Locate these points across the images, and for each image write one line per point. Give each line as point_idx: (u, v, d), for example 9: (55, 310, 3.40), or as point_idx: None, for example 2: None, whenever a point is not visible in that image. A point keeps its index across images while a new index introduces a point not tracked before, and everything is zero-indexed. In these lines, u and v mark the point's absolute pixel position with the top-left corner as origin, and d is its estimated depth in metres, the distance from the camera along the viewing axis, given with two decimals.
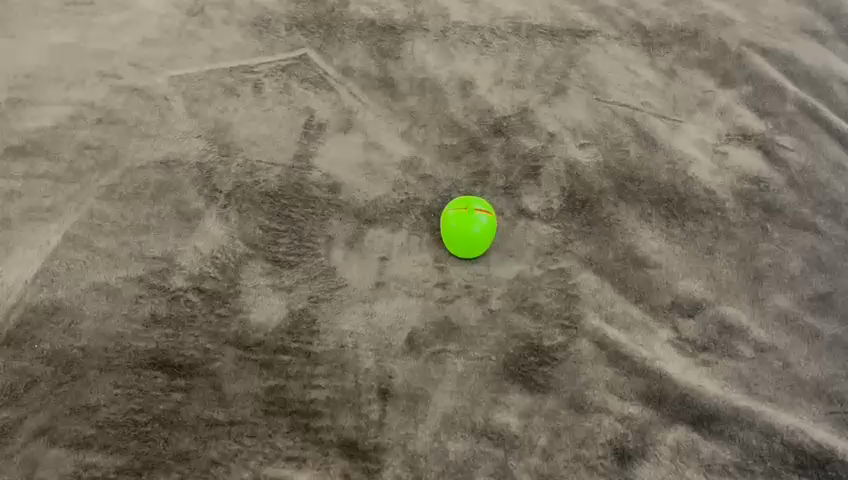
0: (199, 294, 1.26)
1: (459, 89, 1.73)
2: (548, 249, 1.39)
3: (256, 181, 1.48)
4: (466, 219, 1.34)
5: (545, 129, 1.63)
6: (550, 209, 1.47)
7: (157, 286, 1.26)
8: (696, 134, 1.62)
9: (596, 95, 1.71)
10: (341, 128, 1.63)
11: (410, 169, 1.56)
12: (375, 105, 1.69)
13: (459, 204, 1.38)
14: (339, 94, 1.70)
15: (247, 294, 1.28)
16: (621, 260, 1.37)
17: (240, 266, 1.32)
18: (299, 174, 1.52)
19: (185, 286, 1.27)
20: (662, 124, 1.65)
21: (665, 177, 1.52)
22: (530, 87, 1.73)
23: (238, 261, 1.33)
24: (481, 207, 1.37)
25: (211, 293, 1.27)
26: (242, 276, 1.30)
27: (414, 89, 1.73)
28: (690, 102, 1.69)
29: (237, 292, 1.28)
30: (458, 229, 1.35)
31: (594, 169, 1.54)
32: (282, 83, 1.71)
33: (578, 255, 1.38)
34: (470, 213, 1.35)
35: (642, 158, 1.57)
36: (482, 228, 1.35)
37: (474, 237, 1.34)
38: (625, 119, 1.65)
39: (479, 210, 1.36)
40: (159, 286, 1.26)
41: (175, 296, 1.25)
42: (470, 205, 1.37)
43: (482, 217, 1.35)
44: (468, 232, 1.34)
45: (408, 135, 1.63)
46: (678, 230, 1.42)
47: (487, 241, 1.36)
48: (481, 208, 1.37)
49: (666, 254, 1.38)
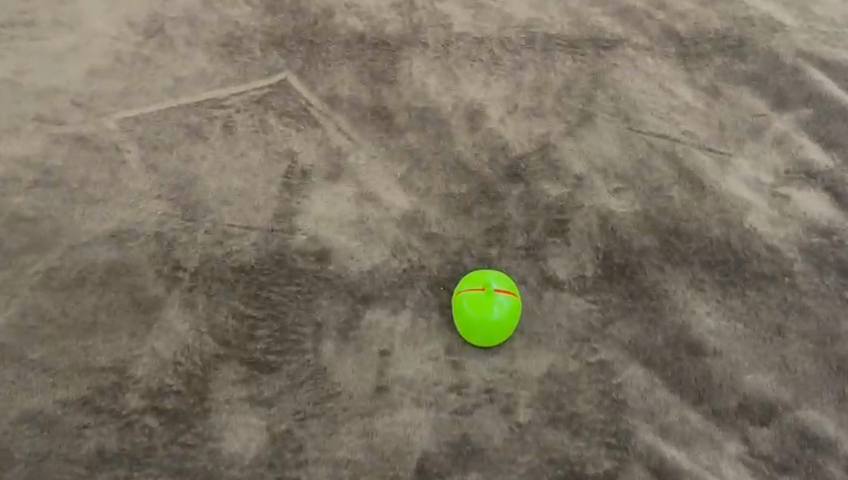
0: (159, 417, 1.06)
1: (467, 119, 1.46)
2: (584, 333, 1.15)
3: (227, 253, 1.23)
4: (482, 302, 1.12)
5: (572, 171, 1.37)
6: (583, 277, 1.22)
7: (106, 410, 1.07)
8: (750, 171, 1.37)
9: (628, 123, 1.44)
10: (329, 175, 1.38)
11: (412, 227, 1.31)
12: (369, 144, 1.43)
13: (475, 280, 1.14)
14: (326, 131, 1.44)
15: (218, 413, 1.06)
16: (673, 347, 1.13)
17: (209, 373, 1.09)
18: (279, 240, 1.26)
19: (141, 407, 1.07)
20: (708, 159, 1.39)
21: (718, 231, 1.27)
22: (549, 115, 1.46)
23: (206, 366, 1.10)
24: (501, 286, 1.13)
25: (174, 414, 1.06)
26: (211, 388, 1.08)
27: (413, 122, 1.46)
28: (740, 128, 1.43)
29: (205, 412, 1.06)
30: (473, 314, 1.11)
31: (633, 221, 1.29)
32: (258, 119, 1.45)
33: (621, 341, 1.14)
34: (487, 294, 1.12)
35: (688, 206, 1.31)
36: (501, 313, 1.11)
37: (492, 324, 1.11)
38: (664, 154, 1.39)
39: (498, 290, 1.12)
40: (109, 409, 1.07)
41: (128, 422, 1.06)
42: (488, 284, 1.13)
43: (502, 299, 1.12)
44: (484, 319, 1.11)
45: (409, 182, 1.38)
46: (737, 302, 1.18)
47: (508, 328, 1.13)
48: (501, 287, 1.13)
49: (727, 336, 1.14)
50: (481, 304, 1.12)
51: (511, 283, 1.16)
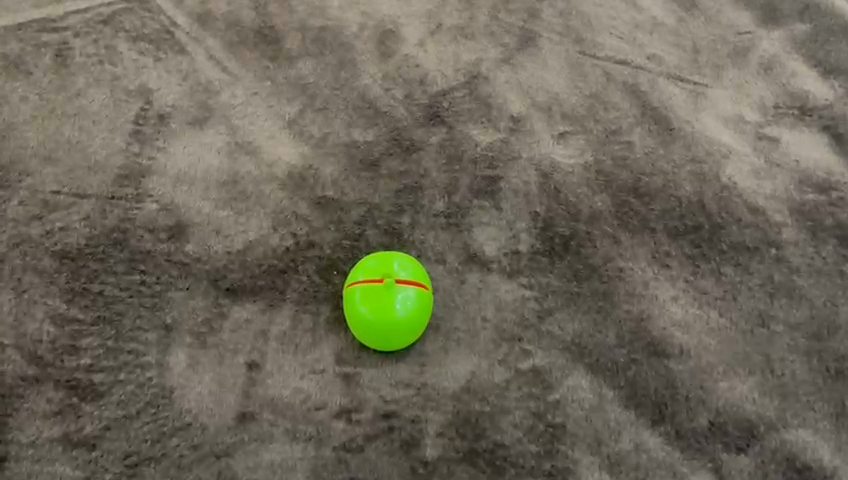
0: None
1: (377, 43, 1.14)
2: (515, 330, 0.89)
3: (48, 233, 0.94)
4: (378, 298, 0.84)
5: (507, 110, 1.07)
6: (516, 253, 0.95)
7: None
8: (729, 107, 1.09)
9: (580, 45, 1.14)
10: (195, 120, 1.06)
11: (300, 189, 1.01)
12: (249, 77, 1.11)
13: (373, 268, 0.86)
14: (193, 61, 1.12)
15: (17, 461, 0.80)
16: (627, 346, 0.88)
17: (10, 404, 0.83)
18: (120, 211, 0.96)
19: None
20: (679, 91, 1.10)
21: (688, 188, 1.00)
22: (482, 36, 1.15)
23: (6, 395, 0.83)
24: (405, 276, 0.85)
25: None
26: (11, 425, 0.82)
27: (308, 47, 1.14)
28: (718, 52, 1.14)
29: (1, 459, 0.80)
30: (366, 313, 0.84)
31: (582, 176, 1.01)
32: (103, 45, 1.12)
33: (562, 341, 0.88)
34: (386, 287, 0.84)
35: (652, 155, 1.03)
36: (404, 313, 0.84)
37: (390, 328, 0.84)
38: (624, 86, 1.10)
39: (402, 282, 0.85)
40: None
41: None
42: (389, 274, 0.85)
43: (405, 293, 0.84)
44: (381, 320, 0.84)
45: (299, 127, 1.07)
46: (710, 283, 0.93)
47: (413, 331, 0.86)
48: (405, 278, 0.85)
49: (696, 330, 0.89)
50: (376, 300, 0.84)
51: (422, 269, 0.88)
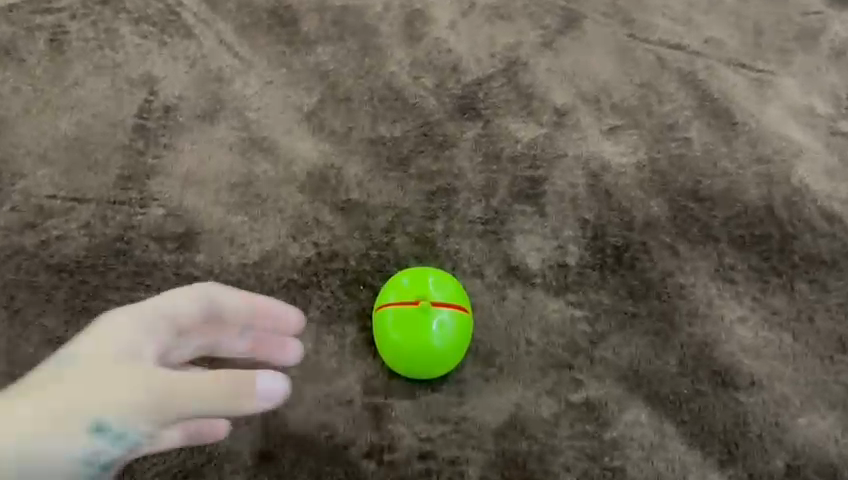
0: None
1: (404, 24, 1.03)
2: (564, 356, 0.80)
3: (44, 243, 0.85)
4: (412, 324, 0.74)
5: (549, 101, 0.96)
6: (564, 266, 0.85)
7: None
8: (798, 97, 0.97)
9: (630, 26, 1.02)
10: (204, 113, 0.96)
11: (321, 191, 0.91)
12: (263, 63, 1.01)
13: (407, 289, 0.76)
14: (201, 45, 1.01)
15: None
16: (691, 375, 0.78)
17: None
18: (123, 217, 0.87)
19: None
20: (741, 80, 0.98)
21: (755, 191, 0.90)
22: (520, 15, 1.03)
23: None
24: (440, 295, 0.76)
25: None
26: None
27: (327, 29, 1.03)
28: (784, 33, 1.02)
29: None
30: (400, 343, 0.75)
31: (635, 177, 0.90)
32: (102, 28, 1.01)
33: (617, 369, 0.79)
34: (420, 311, 0.74)
35: (713, 153, 0.92)
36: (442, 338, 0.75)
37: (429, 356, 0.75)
38: (679, 74, 0.98)
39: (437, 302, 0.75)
40: None
41: None
42: (425, 297, 0.75)
43: (442, 315, 0.75)
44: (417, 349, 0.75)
45: (319, 120, 0.96)
46: (783, 302, 0.83)
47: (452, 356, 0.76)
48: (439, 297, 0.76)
49: (768, 356, 0.79)
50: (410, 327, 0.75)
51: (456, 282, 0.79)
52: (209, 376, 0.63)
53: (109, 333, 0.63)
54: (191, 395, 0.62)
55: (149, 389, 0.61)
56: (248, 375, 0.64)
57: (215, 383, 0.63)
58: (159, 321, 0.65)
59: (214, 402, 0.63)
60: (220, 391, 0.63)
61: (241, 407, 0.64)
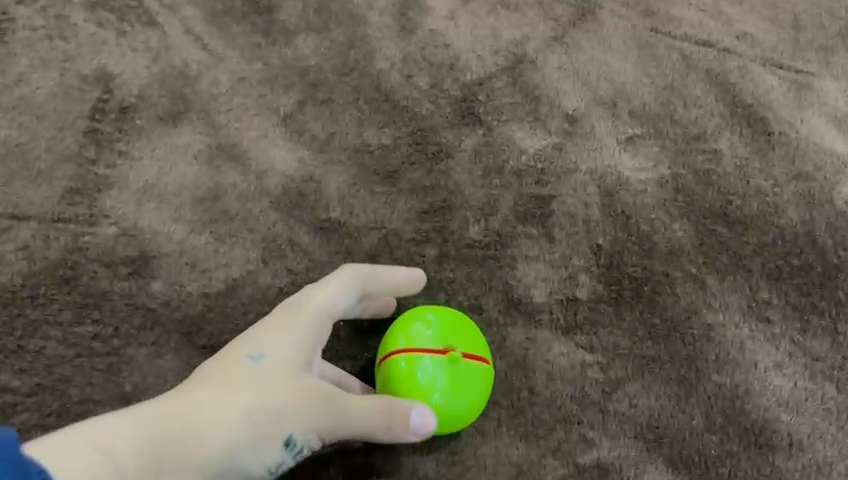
0: None
1: (396, 14, 0.91)
2: (573, 409, 0.69)
3: None
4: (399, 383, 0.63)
5: (559, 105, 0.85)
6: (573, 301, 0.74)
7: None
8: (843, 104, 0.86)
9: (653, 19, 0.90)
10: (166, 114, 0.85)
11: (297, 208, 0.80)
12: (235, 57, 0.89)
13: (433, 344, 0.64)
14: (165, 35, 0.89)
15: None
16: (719, 433, 0.68)
17: None
18: (68, 239, 0.76)
19: None
20: (778, 83, 0.87)
21: (794, 214, 0.78)
22: (528, 5, 0.91)
23: None
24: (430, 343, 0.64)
25: None
26: None
27: (309, 18, 0.91)
28: (826, 30, 0.90)
29: None
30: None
31: (657, 196, 0.79)
32: (53, 15, 0.90)
33: (634, 425, 0.68)
34: (423, 377, 0.63)
35: (746, 168, 0.81)
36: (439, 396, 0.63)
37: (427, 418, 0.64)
38: (708, 75, 0.87)
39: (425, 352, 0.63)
40: None
41: None
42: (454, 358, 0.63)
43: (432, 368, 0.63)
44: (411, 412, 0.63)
45: (297, 124, 0.85)
46: (826, 347, 0.72)
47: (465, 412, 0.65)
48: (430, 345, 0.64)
49: (808, 411, 0.69)
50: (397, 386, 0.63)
51: (460, 320, 0.67)
52: (385, 403, 0.61)
53: (262, 340, 0.60)
54: (348, 420, 0.60)
55: (296, 416, 0.58)
56: (395, 405, 0.61)
57: (366, 407, 0.60)
58: (323, 326, 0.63)
59: (379, 429, 0.61)
60: (383, 420, 0.61)
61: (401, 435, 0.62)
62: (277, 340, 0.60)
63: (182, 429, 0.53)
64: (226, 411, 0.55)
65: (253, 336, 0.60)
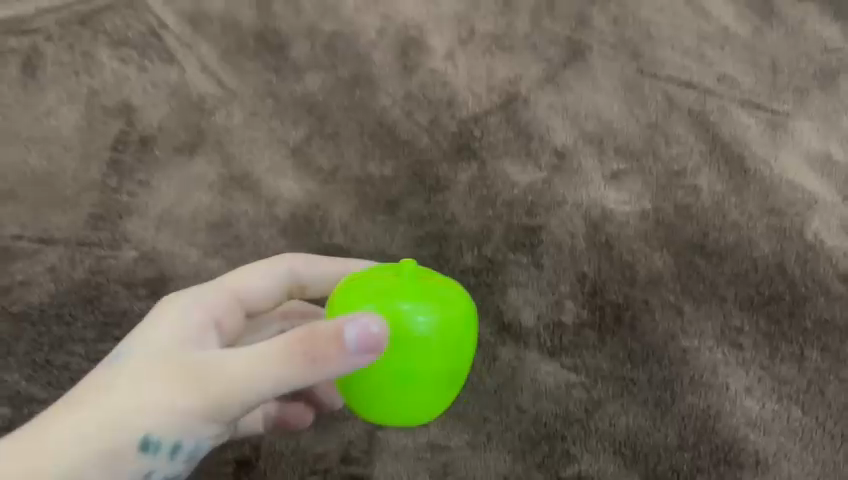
0: None
1: (399, 55, 0.98)
2: (556, 426, 0.75)
3: (7, 288, 0.79)
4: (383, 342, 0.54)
5: (550, 141, 0.91)
6: (559, 325, 0.80)
7: None
8: (815, 143, 0.92)
9: (638, 62, 0.96)
10: (184, 146, 0.91)
11: (305, 235, 0.86)
12: (248, 93, 0.95)
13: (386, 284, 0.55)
14: (183, 71, 0.97)
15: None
16: (691, 451, 0.73)
17: None
18: (92, 261, 0.82)
19: None
20: (755, 123, 0.93)
21: (766, 246, 0.84)
22: (522, 47, 0.98)
23: None
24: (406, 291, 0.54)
25: None
26: None
27: (317, 57, 0.98)
28: (801, 73, 0.96)
29: None
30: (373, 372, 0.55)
31: (639, 227, 0.85)
32: (80, 52, 0.97)
33: (613, 441, 0.74)
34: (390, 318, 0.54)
35: (722, 202, 0.87)
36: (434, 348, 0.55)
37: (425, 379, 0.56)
38: (689, 114, 0.93)
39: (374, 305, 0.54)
40: None
41: None
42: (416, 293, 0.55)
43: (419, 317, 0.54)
44: (407, 373, 0.55)
45: (305, 156, 0.91)
46: (793, 372, 0.77)
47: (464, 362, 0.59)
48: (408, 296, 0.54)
49: (774, 431, 0.74)
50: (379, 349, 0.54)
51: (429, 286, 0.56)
52: (289, 341, 0.50)
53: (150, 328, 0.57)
54: (243, 384, 0.52)
55: (168, 398, 0.53)
56: (304, 335, 0.50)
57: (262, 355, 0.51)
58: (226, 294, 0.62)
59: (288, 382, 0.51)
60: (280, 376, 0.51)
61: (330, 370, 0.50)
62: (150, 328, 0.56)
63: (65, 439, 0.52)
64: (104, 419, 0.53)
65: (137, 329, 0.58)
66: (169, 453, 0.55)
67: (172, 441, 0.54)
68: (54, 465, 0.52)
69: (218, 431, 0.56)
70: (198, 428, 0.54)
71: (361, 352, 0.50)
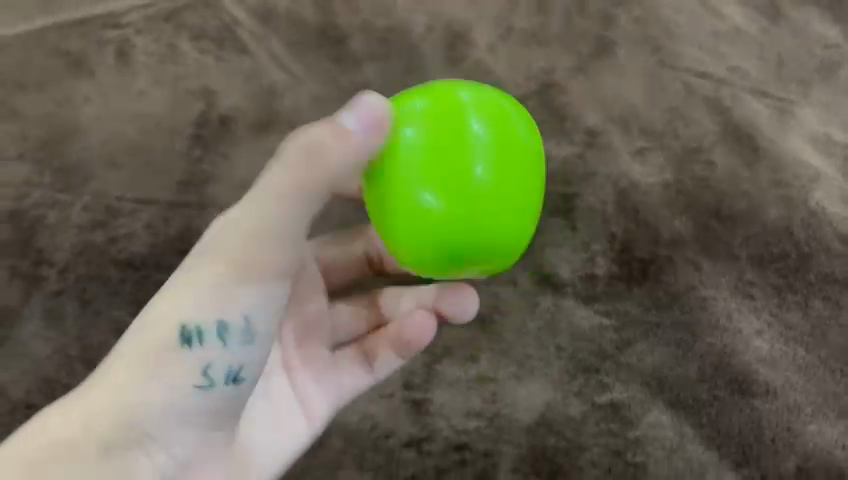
0: None
1: (447, 47, 1.06)
2: (593, 361, 0.88)
3: (112, 239, 0.94)
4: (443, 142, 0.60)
5: (584, 122, 1.01)
6: (592, 279, 0.91)
7: None
8: (817, 127, 1.01)
9: (659, 56, 1.04)
10: (257, 124, 1.03)
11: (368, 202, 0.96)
12: (312, 79, 1.05)
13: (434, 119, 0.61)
14: (255, 60, 1.06)
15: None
16: (709, 382, 0.88)
17: None
18: (183, 219, 0.95)
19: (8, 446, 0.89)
20: (762, 109, 1.01)
21: (774, 213, 0.95)
22: (555, 43, 1.05)
23: None
24: (473, 106, 0.61)
25: None
26: None
27: (373, 49, 1.07)
28: (803, 65, 1.04)
29: None
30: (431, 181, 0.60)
31: (661, 195, 0.96)
32: (165, 44, 1.06)
33: (642, 373, 0.88)
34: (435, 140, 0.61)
35: (735, 175, 0.97)
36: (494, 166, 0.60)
37: (485, 195, 0.60)
38: (705, 101, 1.02)
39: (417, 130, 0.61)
40: None
41: None
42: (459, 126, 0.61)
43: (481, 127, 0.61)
44: (454, 186, 0.60)
45: None
46: (798, 318, 0.90)
47: (525, 208, 0.63)
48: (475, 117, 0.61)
49: (781, 367, 0.88)
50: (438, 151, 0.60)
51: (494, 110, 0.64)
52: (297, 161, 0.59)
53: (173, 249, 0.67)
54: (248, 228, 0.60)
55: (203, 275, 0.61)
56: (306, 148, 0.59)
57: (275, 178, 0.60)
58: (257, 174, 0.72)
59: (305, 197, 0.60)
60: (298, 189, 0.59)
61: (342, 153, 0.59)
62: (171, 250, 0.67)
63: (139, 335, 0.61)
64: (161, 307, 0.62)
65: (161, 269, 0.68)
66: (219, 339, 0.61)
67: (214, 322, 0.61)
68: (108, 392, 0.60)
69: (258, 299, 0.62)
70: (238, 294, 0.61)
71: (368, 128, 0.60)
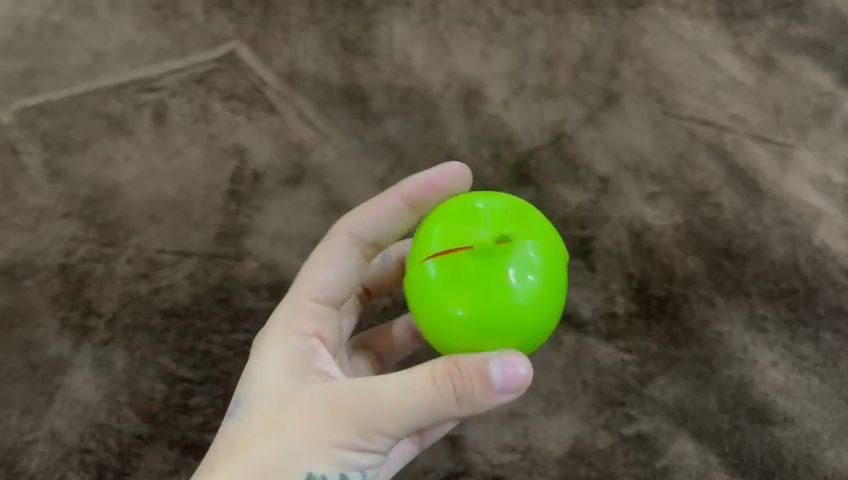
0: None
1: (463, 102, 1.12)
2: (617, 394, 0.93)
3: (156, 291, 1.00)
4: (494, 284, 0.65)
5: (594, 170, 1.07)
6: (613, 316, 0.97)
7: None
8: (816, 168, 1.07)
9: (663, 105, 1.11)
10: (288, 179, 1.07)
11: None
12: (339, 135, 1.10)
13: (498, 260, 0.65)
14: (284, 119, 1.11)
15: None
16: (730, 412, 0.92)
17: (140, 448, 0.93)
18: (222, 270, 1.01)
19: None
20: (764, 153, 1.08)
21: (781, 250, 1.01)
22: (565, 96, 1.12)
23: (131, 440, 0.94)
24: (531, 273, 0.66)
25: None
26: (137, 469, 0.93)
27: (395, 106, 1.12)
28: (801, 111, 1.11)
29: None
30: (478, 316, 0.64)
31: (673, 236, 1.02)
32: (198, 105, 1.12)
33: (664, 405, 0.93)
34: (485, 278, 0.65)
35: (742, 216, 1.03)
36: (539, 300, 0.66)
37: (530, 322, 0.66)
38: (709, 146, 1.08)
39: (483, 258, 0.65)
40: None
41: None
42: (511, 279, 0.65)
43: (535, 255, 0.67)
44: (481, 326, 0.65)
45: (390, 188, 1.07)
46: (810, 349, 0.95)
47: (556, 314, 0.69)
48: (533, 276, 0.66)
49: (798, 396, 0.93)
50: (480, 287, 0.64)
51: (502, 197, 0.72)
52: (436, 373, 0.62)
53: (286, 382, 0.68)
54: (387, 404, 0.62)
55: (338, 434, 0.63)
56: (454, 372, 0.62)
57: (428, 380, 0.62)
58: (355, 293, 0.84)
59: (439, 409, 0.62)
60: (435, 402, 0.62)
61: (485, 399, 0.62)
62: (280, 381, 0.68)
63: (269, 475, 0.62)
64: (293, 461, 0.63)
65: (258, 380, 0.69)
66: None
67: (338, 473, 0.64)
68: None
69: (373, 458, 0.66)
70: (359, 454, 0.65)
71: (499, 383, 0.62)
